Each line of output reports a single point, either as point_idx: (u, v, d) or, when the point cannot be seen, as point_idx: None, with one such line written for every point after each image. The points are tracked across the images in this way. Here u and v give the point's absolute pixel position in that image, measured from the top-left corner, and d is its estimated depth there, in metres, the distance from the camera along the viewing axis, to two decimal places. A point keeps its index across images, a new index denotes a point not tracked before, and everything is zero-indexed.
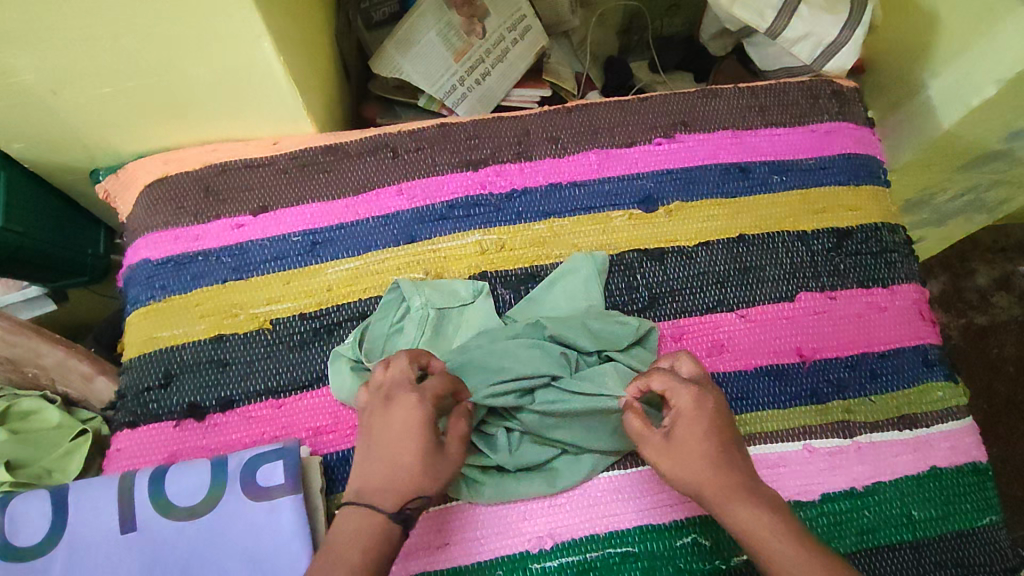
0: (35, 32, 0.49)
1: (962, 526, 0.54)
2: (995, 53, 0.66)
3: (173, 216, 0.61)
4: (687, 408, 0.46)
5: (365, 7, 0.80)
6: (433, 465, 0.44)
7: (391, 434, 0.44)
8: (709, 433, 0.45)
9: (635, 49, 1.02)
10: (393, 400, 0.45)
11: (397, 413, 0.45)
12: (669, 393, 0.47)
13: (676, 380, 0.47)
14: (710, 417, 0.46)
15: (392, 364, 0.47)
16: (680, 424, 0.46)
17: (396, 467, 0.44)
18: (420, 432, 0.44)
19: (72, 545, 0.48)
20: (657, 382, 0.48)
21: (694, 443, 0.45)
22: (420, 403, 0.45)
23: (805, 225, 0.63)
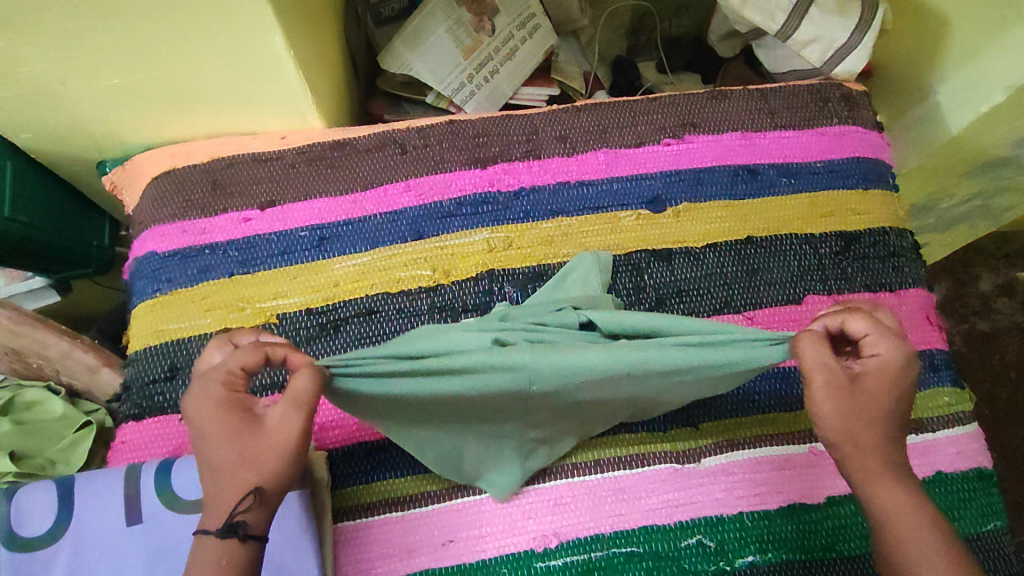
0: (45, 21, 0.49)
1: (966, 531, 0.54)
2: (1005, 59, 0.66)
3: (181, 209, 0.61)
4: (886, 360, 0.42)
5: (375, 3, 0.80)
6: (254, 445, 0.39)
7: (195, 424, 0.40)
8: (896, 391, 0.42)
9: (643, 49, 1.00)
10: (190, 390, 0.42)
11: (188, 405, 0.41)
12: (873, 339, 0.43)
13: (882, 328, 0.43)
14: (901, 380, 0.42)
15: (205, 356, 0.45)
16: (872, 375, 0.42)
17: (213, 461, 0.40)
18: (219, 418, 0.40)
19: (78, 537, 0.48)
20: (852, 326, 0.43)
21: (880, 397, 0.42)
22: (202, 385, 0.41)
23: (814, 228, 0.63)
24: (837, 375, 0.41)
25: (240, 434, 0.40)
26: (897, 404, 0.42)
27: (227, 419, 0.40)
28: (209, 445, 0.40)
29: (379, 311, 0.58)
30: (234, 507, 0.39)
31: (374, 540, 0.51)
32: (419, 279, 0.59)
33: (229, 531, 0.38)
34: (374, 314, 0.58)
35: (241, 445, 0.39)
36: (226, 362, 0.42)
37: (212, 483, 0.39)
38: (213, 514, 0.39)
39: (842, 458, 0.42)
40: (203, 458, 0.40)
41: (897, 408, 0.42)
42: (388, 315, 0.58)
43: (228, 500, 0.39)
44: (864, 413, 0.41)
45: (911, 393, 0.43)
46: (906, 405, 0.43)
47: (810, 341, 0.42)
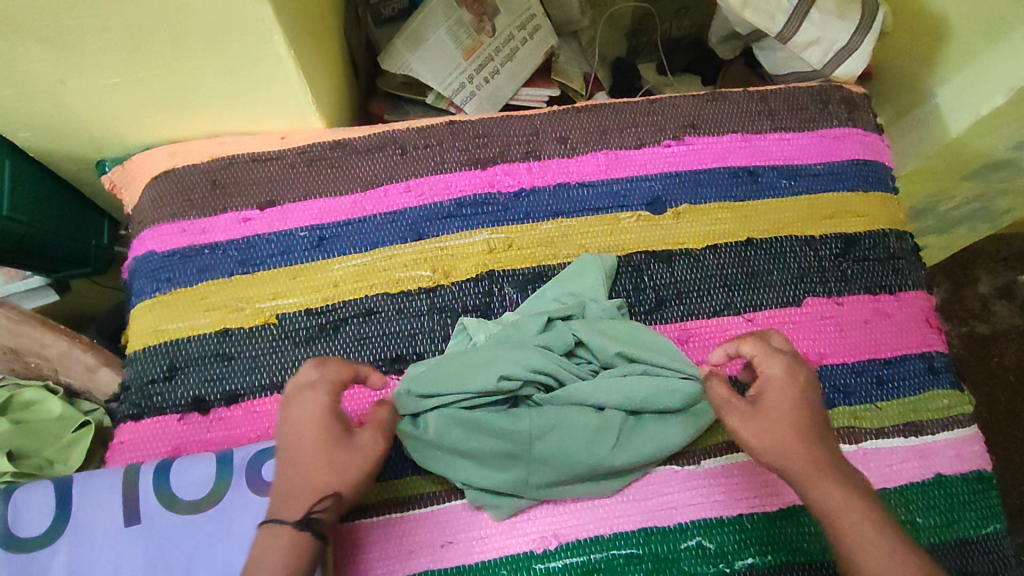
0: (45, 20, 0.48)
1: (966, 534, 0.54)
2: (1005, 61, 0.66)
3: (180, 209, 0.61)
4: (778, 375, 0.47)
5: (375, 3, 0.80)
6: (344, 457, 0.44)
7: (296, 428, 0.44)
8: (799, 402, 0.46)
9: (643, 51, 1.00)
10: (292, 398, 0.46)
11: (294, 412, 0.45)
12: (763, 361, 0.48)
13: (768, 348, 0.48)
14: (801, 386, 0.47)
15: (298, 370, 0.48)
16: (769, 392, 0.47)
17: (300, 460, 0.43)
18: (321, 427, 0.44)
19: (76, 537, 0.48)
20: (745, 348, 0.48)
21: (785, 408, 0.46)
22: (313, 396, 0.45)
23: (814, 230, 0.63)
24: (735, 402, 0.46)
25: (336, 444, 0.44)
26: (804, 408, 0.46)
27: (326, 427, 0.44)
28: (302, 446, 0.44)
29: (378, 312, 0.58)
30: (313, 504, 0.42)
31: (374, 542, 0.51)
32: (419, 280, 0.59)
33: (308, 524, 0.42)
34: (374, 315, 0.58)
35: (336, 454, 0.44)
36: (331, 377, 0.46)
37: (295, 479, 0.43)
38: (293, 506, 0.42)
39: (796, 460, 0.44)
40: (288, 456, 0.44)
41: (806, 417, 0.46)
42: (388, 315, 0.58)
43: (308, 496, 0.42)
44: (775, 426, 0.45)
45: (817, 398, 0.47)
46: (819, 409, 0.47)
47: (714, 378, 0.48)
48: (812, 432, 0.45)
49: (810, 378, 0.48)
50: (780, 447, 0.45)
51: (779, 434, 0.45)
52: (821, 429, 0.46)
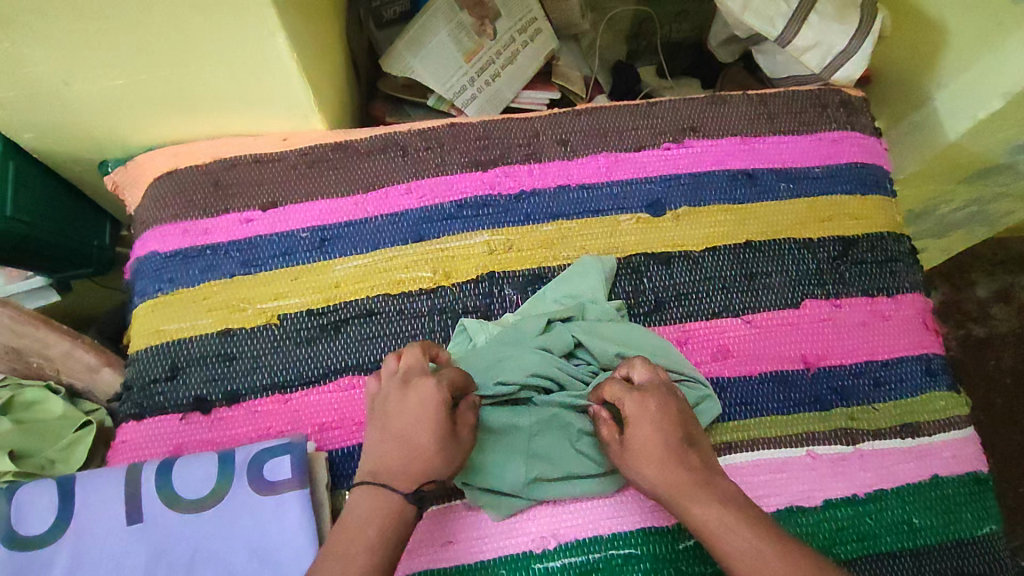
0: (49, 22, 0.49)
1: (962, 535, 0.55)
2: (1003, 65, 0.67)
3: (182, 210, 0.61)
4: (632, 414, 0.47)
5: (377, 6, 0.81)
6: (450, 448, 0.45)
7: (413, 415, 0.44)
8: (659, 434, 0.46)
9: (643, 54, 0.99)
10: (411, 385, 0.45)
11: (416, 399, 0.45)
12: (621, 401, 0.48)
13: (622, 389, 0.48)
14: (653, 420, 0.47)
15: (404, 354, 0.47)
16: (630, 430, 0.47)
17: (414, 442, 0.44)
18: (436, 418, 0.44)
19: (78, 536, 0.48)
20: (609, 393, 0.49)
21: (646, 443, 0.46)
22: (437, 387, 0.45)
23: (813, 233, 0.63)
24: (613, 445, 0.49)
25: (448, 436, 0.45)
26: (664, 434, 0.46)
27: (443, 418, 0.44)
28: (419, 431, 0.44)
29: (380, 312, 0.58)
30: (421, 485, 0.44)
31: None
32: (419, 281, 0.59)
33: (416, 500, 0.44)
34: (375, 316, 0.58)
35: (444, 445, 0.44)
36: (448, 373, 0.46)
37: (406, 459, 0.44)
38: (403, 481, 0.44)
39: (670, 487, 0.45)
40: (402, 437, 0.44)
41: (668, 445, 0.46)
42: (388, 316, 0.58)
43: (416, 477, 0.44)
44: (642, 465, 0.46)
45: (677, 419, 0.47)
46: (684, 436, 0.47)
47: (602, 420, 0.51)
48: (677, 456, 0.46)
49: (664, 403, 0.47)
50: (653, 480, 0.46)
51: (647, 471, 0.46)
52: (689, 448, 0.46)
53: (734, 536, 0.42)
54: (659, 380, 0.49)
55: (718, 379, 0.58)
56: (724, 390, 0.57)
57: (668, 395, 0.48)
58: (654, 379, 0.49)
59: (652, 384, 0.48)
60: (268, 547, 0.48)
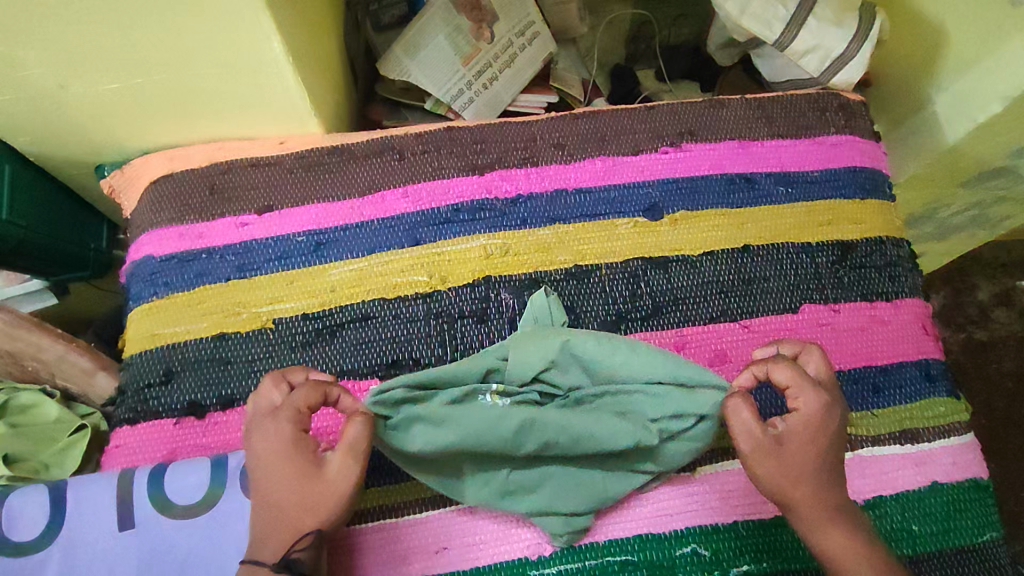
0: (43, 26, 0.49)
1: (962, 542, 0.54)
2: (1001, 69, 0.66)
3: (178, 213, 0.61)
4: (809, 413, 0.46)
5: (374, 10, 0.81)
6: (313, 489, 0.43)
7: (262, 463, 0.44)
8: (819, 442, 0.46)
9: (642, 58, 0.98)
10: (253, 431, 0.45)
11: (258, 443, 0.44)
12: (796, 392, 0.46)
13: (805, 380, 0.46)
14: (826, 429, 0.46)
15: (257, 391, 0.47)
16: (795, 428, 0.46)
17: (271, 497, 0.43)
18: (288, 459, 0.44)
19: (70, 542, 0.48)
20: (779, 377, 0.46)
21: (804, 451, 0.45)
22: (275, 425, 0.44)
23: (811, 237, 0.63)
24: (762, 434, 0.45)
25: (304, 477, 0.43)
26: (827, 448, 0.46)
27: (289, 461, 0.44)
28: (270, 482, 0.44)
29: (375, 317, 0.58)
30: (291, 545, 0.43)
31: (367, 548, 0.51)
32: (415, 285, 0.59)
33: (285, 567, 0.42)
34: (370, 320, 0.58)
35: (302, 487, 0.43)
36: (294, 402, 0.45)
37: (269, 517, 0.43)
38: (272, 548, 0.43)
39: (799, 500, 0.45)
40: (260, 493, 0.44)
41: (820, 461, 0.45)
42: (384, 320, 0.58)
43: (284, 540, 0.43)
44: (794, 468, 0.45)
45: (838, 436, 0.46)
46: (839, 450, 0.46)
47: (738, 400, 0.46)
48: (828, 473, 0.45)
49: (838, 416, 0.46)
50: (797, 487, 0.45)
51: (796, 475, 0.45)
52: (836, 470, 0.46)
53: None
54: (833, 386, 0.47)
55: None
56: None
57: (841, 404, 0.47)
58: (828, 380, 0.48)
59: (829, 389, 0.47)
60: None
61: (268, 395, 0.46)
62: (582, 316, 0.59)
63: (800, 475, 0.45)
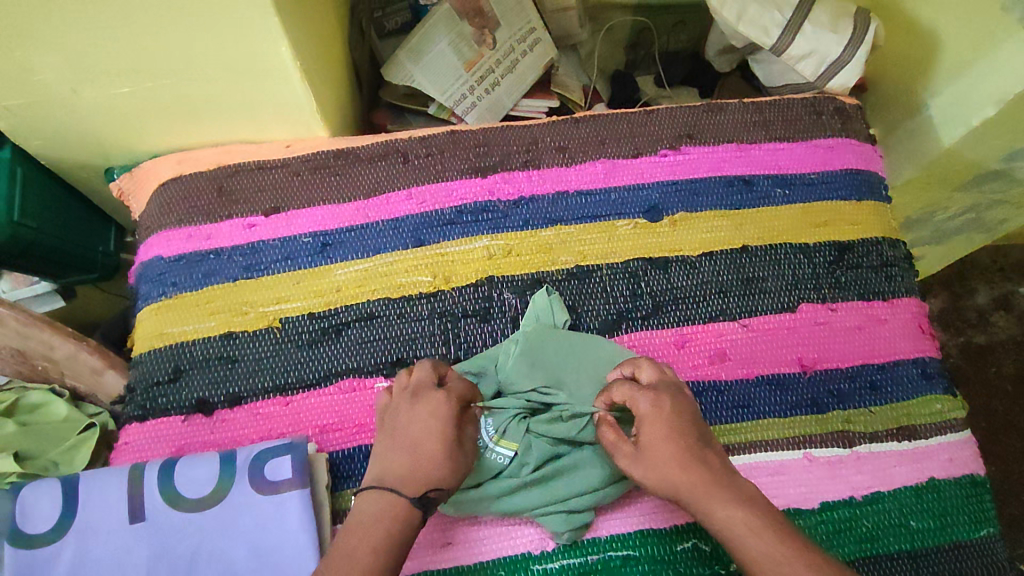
0: (59, 30, 0.50)
1: (959, 537, 0.55)
2: (994, 74, 0.68)
3: (187, 215, 0.62)
4: (646, 413, 0.47)
5: (378, 17, 0.83)
6: (458, 457, 0.47)
7: (420, 425, 0.47)
8: (674, 436, 0.47)
9: (641, 63, 0.99)
10: (420, 397, 0.48)
11: (423, 406, 0.48)
12: (631, 401, 0.49)
13: (632, 388, 0.49)
14: (669, 420, 0.47)
15: (418, 366, 0.50)
16: (643, 430, 0.47)
17: (424, 450, 0.46)
18: (446, 425, 0.47)
19: (81, 535, 0.49)
20: (617, 394, 0.50)
21: (660, 443, 0.46)
22: (445, 396, 0.48)
23: (807, 238, 0.64)
24: (621, 445, 0.48)
25: (454, 444, 0.47)
26: (675, 431, 0.47)
27: (450, 429, 0.47)
28: (427, 437, 0.46)
29: (380, 316, 0.59)
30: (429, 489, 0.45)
31: None
32: (420, 285, 0.60)
33: (421, 505, 0.44)
34: (375, 319, 0.59)
35: (451, 451, 0.47)
36: (458, 387, 0.50)
37: (412, 463, 0.46)
38: (413, 484, 0.45)
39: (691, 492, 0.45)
40: (408, 442, 0.46)
41: (679, 444, 0.46)
42: (388, 319, 0.59)
43: (420, 483, 0.45)
44: (658, 464, 0.46)
45: (690, 419, 0.48)
46: (703, 439, 0.47)
47: (602, 425, 0.50)
48: (692, 455, 0.46)
49: (677, 403, 0.48)
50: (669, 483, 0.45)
51: (662, 468, 0.46)
52: (702, 449, 0.46)
53: (761, 544, 0.42)
54: (668, 384, 0.49)
55: (716, 382, 0.58)
56: (722, 392, 0.58)
57: (685, 401, 0.49)
58: (659, 377, 0.50)
59: (662, 385, 0.49)
60: (269, 545, 0.49)
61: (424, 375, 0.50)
62: (583, 315, 0.60)
63: (662, 472, 0.46)
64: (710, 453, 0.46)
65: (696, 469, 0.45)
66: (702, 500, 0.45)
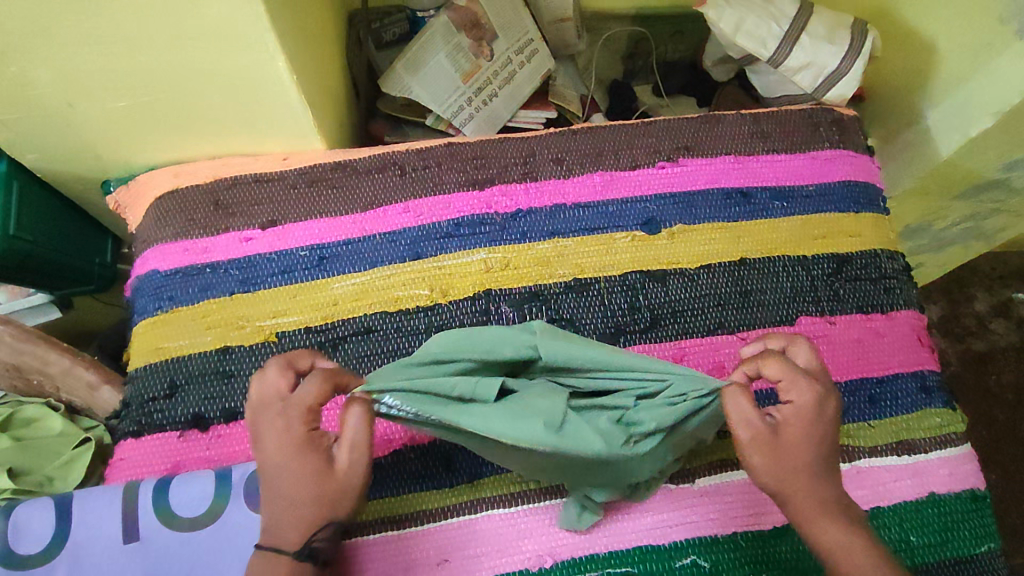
0: (55, 46, 0.50)
1: (960, 553, 0.55)
2: (991, 85, 0.68)
3: (183, 228, 0.62)
4: (805, 406, 0.44)
5: (376, 28, 0.83)
6: (326, 482, 0.42)
7: (272, 459, 0.42)
8: (817, 433, 0.44)
9: (640, 73, 1.00)
10: (263, 422, 0.43)
11: (268, 435, 0.43)
12: (787, 384, 0.45)
13: (796, 374, 0.45)
14: (824, 419, 0.44)
15: (263, 379, 0.44)
16: (789, 422, 0.44)
17: (283, 490, 0.42)
18: (299, 454, 0.42)
19: (75, 554, 0.49)
20: (772, 371, 0.45)
21: (801, 442, 0.44)
22: (285, 418, 0.43)
23: (806, 250, 0.64)
24: (760, 426, 0.44)
25: (315, 472, 0.42)
26: (822, 439, 0.44)
27: (303, 455, 0.42)
28: (281, 474, 0.42)
29: (377, 330, 0.59)
30: (310, 533, 0.41)
31: (372, 560, 0.51)
32: (417, 299, 0.60)
33: (307, 556, 0.41)
34: (373, 333, 0.58)
35: (313, 480, 0.41)
36: (302, 397, 0.43)
37: (282, 506, 0.42)
38: (290, 534, 0.41)
39: (807, 493, 0.43)
40: (272, 485, 0.42)
41: (818, 451, 0.44)
42: (385, 333, 0.58)
43: (303, 531, 0.41)
44: (791, 461, 0.43)
45: (834, 426, 0.45)
46: (835, 442, 0.45)
47: (738, 394, 0.44)
48: (823, 466, 0.44)
49: (833, 408, 0.45)
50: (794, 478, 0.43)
51: (801, 464, 0.43)
52: (831, 459, 0.45)
53: None
54: (824, 376, 0.46)
55: None
56: None
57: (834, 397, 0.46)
58: (821, 371, 0.47)
59: (824, 380, 0.46)
60: None
61: (275, 384, 0.44)
62: (581, 328, 0.60)
63: (796, 466, 0.43)
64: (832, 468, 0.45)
65: (818, 481, 0.44)
66: (812, 509, 0.43)
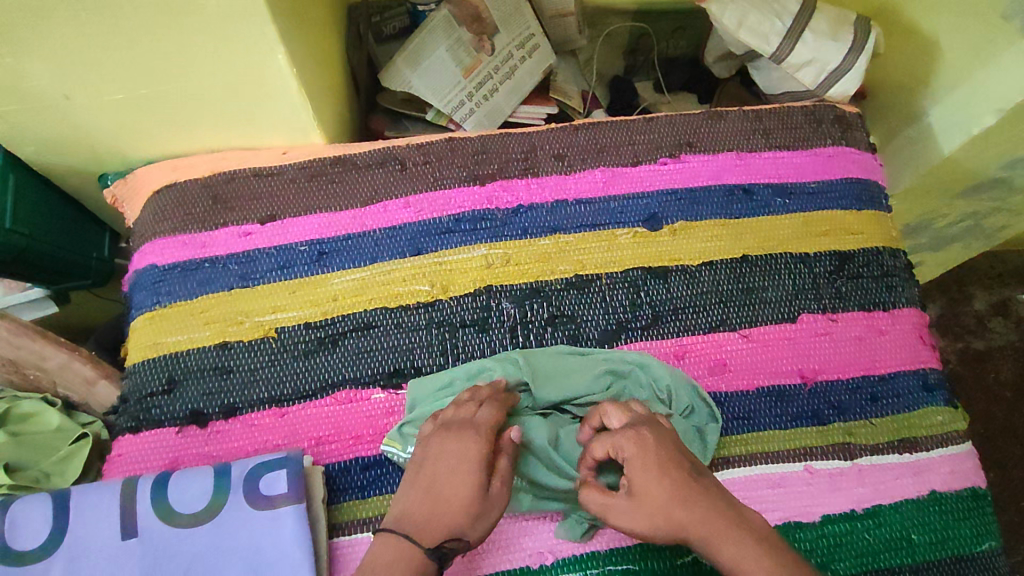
0: (50, 36, 0.50)
1: (961, 551, 0.54)
2: (995, 82, 0.67)
3: (181, 223, 0.61)
4: (632, 452, 0.49)
5: (377, 21, 0.84)
6: (481, 500, 0.47)
7: (443, 467, 0.48)
8: (661, 468, 0.47)
9: (641, 69, 0.98)
10: (450, 433, 0.50)
11: (449, 448, 0.49)
12: (617, 447, 0.50)
13: (613, 435, 0.50)
14: (656, 453, 0.48)
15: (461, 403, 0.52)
16: (631, 473, 0.48)
17: (444, 495, 0.47)
18: (477, 465, 0.48)
19: (72, 550, 0.48)
20: (598, 447, 0.51)
21: (651, 484, 0.47)
22: (475, 437, 0.49)
23: (808, 247, 0.63)
24: (612, 500, 0.48)
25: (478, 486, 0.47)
26: (665, 468, 0.47)
27: (480, 470, 0.48)
28: (450, 478, 0.48)
29: (377, 326, 0.58)
30: (446, 539, 0.46)
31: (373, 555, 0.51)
32: (417, 295, 0.59)
33: (438, 556, 0.45)
34: (372, 329, 0.58)
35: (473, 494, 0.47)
36: (490, 422, 0.51)
37: (430, 509, 0.47)
38: (428, 534, 0.46)
39: (692, 523, 0.45)
40: (434, 487, 0.48)
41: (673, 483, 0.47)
42: (386, 329, 0.58)
43: (441, 530, 0.46)
44: (654, 506, 0.46)
45: (677, 451, 0.49)
46: (692, 466, 0.48)
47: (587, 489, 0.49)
48: (687, 491, 0.46)
49: (661, 440, 0.49)
50: (666, 518, 0.46)
51: (661, 507, 0.46)
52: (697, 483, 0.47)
53: None
54: (646, 419, 0.51)
55: (716, 394, 0.58)
56: (722, 404, 0.57)
57: (665, 433, 0.50)
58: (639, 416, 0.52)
59: (644, 425, 0.50)
60: (265, 560, 0.48)
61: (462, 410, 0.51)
62: (582, 325, 0.59)
63: (663, 514, 0.46)
64: (709, 483, 0.47)
65: (694, 503, 0.46)
66: (710, 538, 0.45)
